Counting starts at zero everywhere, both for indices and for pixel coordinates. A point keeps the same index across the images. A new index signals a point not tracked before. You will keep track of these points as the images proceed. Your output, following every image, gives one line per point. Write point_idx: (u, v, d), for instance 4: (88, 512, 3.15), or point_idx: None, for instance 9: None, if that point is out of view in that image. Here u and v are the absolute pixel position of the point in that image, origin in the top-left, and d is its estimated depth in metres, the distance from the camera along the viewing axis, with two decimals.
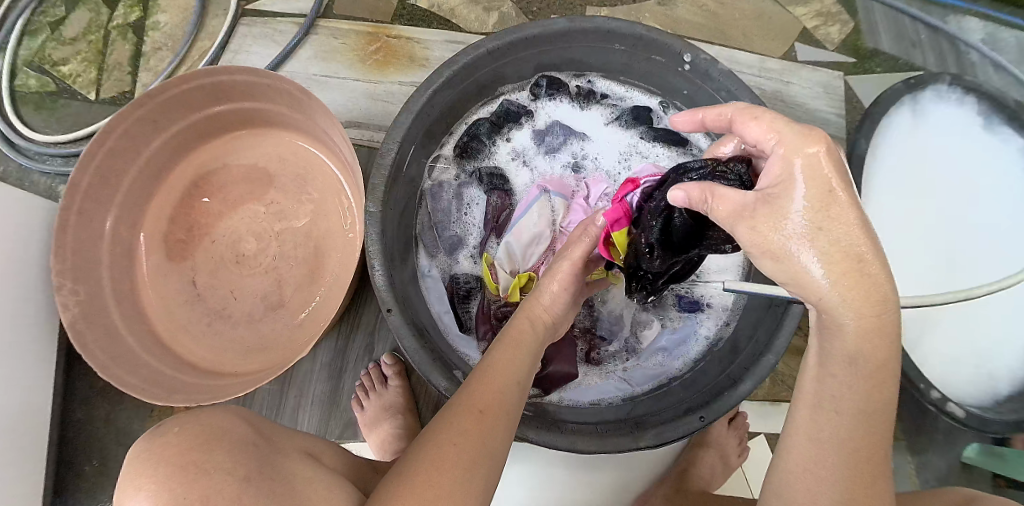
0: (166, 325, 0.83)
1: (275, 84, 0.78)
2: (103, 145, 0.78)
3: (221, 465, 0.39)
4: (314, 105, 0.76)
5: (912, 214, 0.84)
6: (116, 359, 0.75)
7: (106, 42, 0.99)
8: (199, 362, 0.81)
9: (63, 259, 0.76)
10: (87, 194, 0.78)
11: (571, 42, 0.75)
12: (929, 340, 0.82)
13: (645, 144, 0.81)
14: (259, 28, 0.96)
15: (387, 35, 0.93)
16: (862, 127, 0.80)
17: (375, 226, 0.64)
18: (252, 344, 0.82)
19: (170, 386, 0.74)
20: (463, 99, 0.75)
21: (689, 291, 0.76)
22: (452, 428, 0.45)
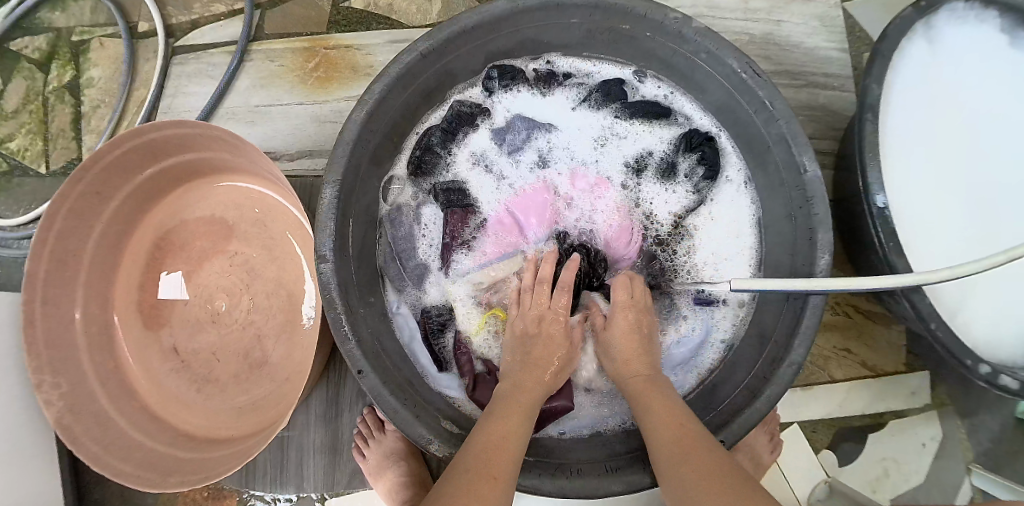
0: (156, 397, 0.80)
1: (205, 132, 0.72)
2: (52, 229, 0.73)
3: None
4: (249, 149, 0.70)
5: (941, 157, 0.72)
6: (111, 446, 0.73)
7: (47, 109, 0.94)
8: (195, 431, 0.78)
9: (38, 354, 0.72)
10: (48, 282, 0.74)
11: (517, 24, 0.65)
12: (970, 305, 0.70)
13: (622, 124, 0.72)
14: (192, 65, 0.87)
15: (325, 47, 0.83)
16: (870, 69, 0.65)
17: (331, 279, 0.57)
18: (242, 404, 0.78)
19: (165, 467, 0.72)
20: (408, 110, 0.66)
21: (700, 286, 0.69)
22: (457, 493, 0.46)
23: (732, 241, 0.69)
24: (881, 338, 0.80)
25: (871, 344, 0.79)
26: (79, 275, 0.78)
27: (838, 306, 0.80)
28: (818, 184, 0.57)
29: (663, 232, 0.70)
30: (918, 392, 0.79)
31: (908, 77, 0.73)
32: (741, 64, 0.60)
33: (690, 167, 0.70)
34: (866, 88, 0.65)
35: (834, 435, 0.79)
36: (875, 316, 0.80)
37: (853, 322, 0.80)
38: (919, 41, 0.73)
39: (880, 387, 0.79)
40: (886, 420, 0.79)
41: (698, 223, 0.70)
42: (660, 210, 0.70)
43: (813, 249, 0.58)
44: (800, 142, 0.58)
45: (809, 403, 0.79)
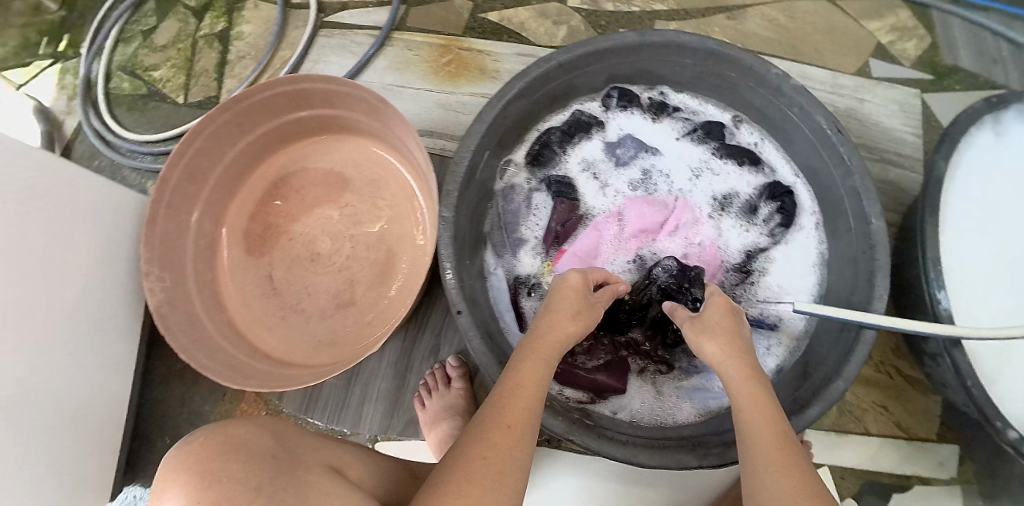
0: (241, 315, 0.87)
1: (353, 93, 0.82)
2: (192, 144, 0.82)
3: (235, 475, 0.50)
4: (391, 114, 0.79)
5: (997, 238, 0.80)
6: (197, 344, 0.79)
7: (193, 50, 1.05)
8: (271, 352, 0.84)
9: (152, 248, 0.80)
10: (175, 188, 0.83)
11: (641, 54, 0.76)
12: (1003, 379, 0.76)
13: (716, 161, 0.80)
14: (337, 39, 0.96)
15: (459, 47, 0.91)
16: (941, 150, 0.76)
17: (448, 229, 0.66)
18: (321, 338, 0.85)
19: (244, 371, 0.78)
20: (536, 109, 0.76)
21: (762, 312, 0.76)
22: (483, 444, 0.46)
23: (797, 282, 0.77)
24: (919, 405, 0.86)
25: (908, 407, 0.86)
26: (202, 190, 0.86)
27: (882, 365, 0.86)
28: (882, 235, 0.66)
29: (734, 264, 0.77)
30: (946, 463, 0.84)
31: (974, 165, 0.82)
32: (828, 122, 0.69)
33: (769, 213, 0.79)
34: (934, 164, 0.75)
35: (860, 485, 0.85)
36: (915, 381, 0.86)
37: (893, 382, 0.86)
38: (988, 134, 0.82)
39: (910, 451, 0.85)
40: (913, 483, 0.84)
41: (768, 262, 0.78)
42: (738, 244, 0.78)
43: (871, 289, 0.65)
44: (872, 197, 0.67)
45: (843, 450, 0.85)
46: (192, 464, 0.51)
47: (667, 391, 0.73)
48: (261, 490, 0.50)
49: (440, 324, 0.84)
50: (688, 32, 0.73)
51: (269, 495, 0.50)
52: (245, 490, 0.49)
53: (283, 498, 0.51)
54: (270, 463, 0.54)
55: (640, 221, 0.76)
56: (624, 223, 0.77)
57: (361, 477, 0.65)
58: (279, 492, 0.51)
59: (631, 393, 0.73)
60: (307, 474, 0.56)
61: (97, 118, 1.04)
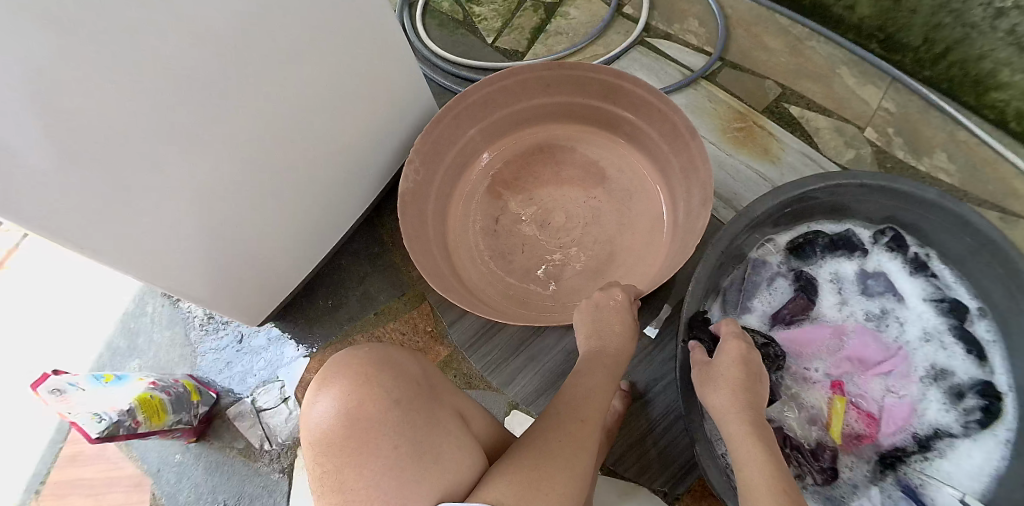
0: (455, 237, 0.95)
1: (658, 108, 0.87)
2: (502, 79, 0.91)
3: (385, 389, 0.61)
4: (692, 147, 0.84)
5: None
6: (417, 239, 0.88)
7: (519, 6, 1.13)
8: (468, 282, 0.91)
9: (424, 142, 0.90)
10: (468, 107, 0.92)
11: (928, 213, 0.80)
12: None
13: (947, 337, 0.82)
14: (649, 61, 1.04)
15: (755, 122, 0.97)
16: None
17: (706, 267, 0.76)
18: (514, 291, 0.90)
19: (447, 280, 0.87)
20: (817, 210, 0.84)
21: (920, 485, 0.77)
22: (557, 428, 0.62)
23: (969, 483, 0.76)
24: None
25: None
26: (483, 119, 0.96)
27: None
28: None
29: (919, 434, 0.79)
30: None
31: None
32: None
33: (972, 407, 0.78)
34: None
35: None
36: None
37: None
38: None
39: None
40: None
41: (949, 449, 0.79)
42: (929, 417, 0.80)
43: None
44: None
45: None
46: (350, 369, 0.63)
47: None
48: (400, 408, 0.61)
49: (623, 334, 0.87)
50: (982, 215, 0.75)
51: (405, 417, 0.60)
52: (387, 399, 0.61)
53: (418, 424, 0.61)
54: (413, 388, 0.64)
55: (858, 347, 0.82)
56: (845, 342, 0.83)
57: (479, 432, 0.72)
58: (414, 417, 0.61)
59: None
60: (440, 411, 0.65)
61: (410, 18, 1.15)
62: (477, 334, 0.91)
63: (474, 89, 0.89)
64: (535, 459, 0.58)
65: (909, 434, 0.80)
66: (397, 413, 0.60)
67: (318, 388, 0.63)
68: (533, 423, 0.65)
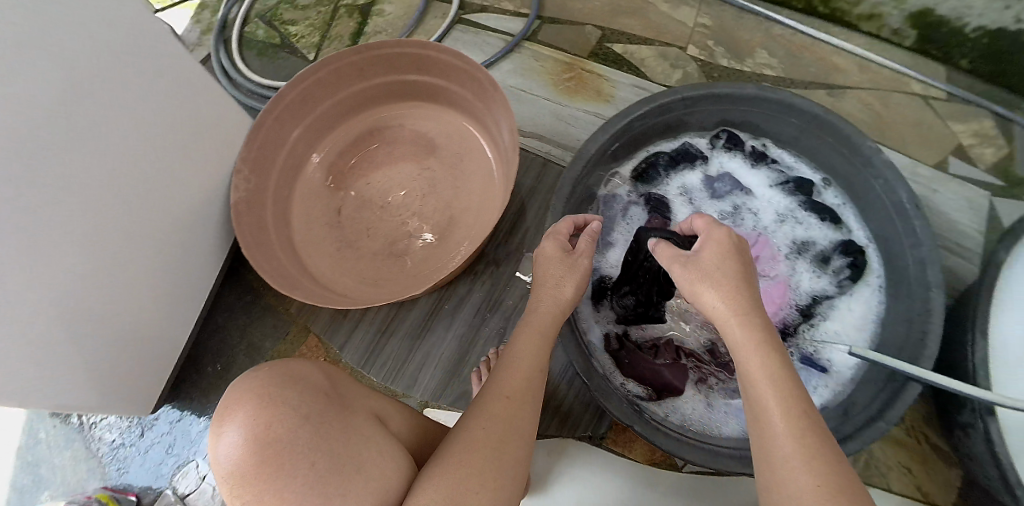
0: (303, 236, 0.95)
1: (462, 67, 0.90)
2: (315, 74, 0.92)
3: (292, 405, 0.55)
4: (495, 95, 0.86)
5: None
6: (257, 244, 0.89)
7: (332, 17, 1.12)
8: (319, 275, 0.92)
9: (251, 149, 0.90)
10: (286, 107, 0.92)
11: (752, 106, 0.83)
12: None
13: (801, 212, 0.87)
14: (470, 37, 1.04)
15: (583, 68, 0.99)
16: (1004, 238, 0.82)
17: (556, 215, 0.75)
18: (368, 277, 0.91)
19: (295, 283, 0.89)
20: (649, 131, 0.84)
21: (814, 352, 0.81)
22: (486, 412, 0.56)
23: (858, 335, 0.82)
24: (940, 474, 0.88)
25: (932, 476, 0.88)
26: (306, 116, 0.95)
27: (912, 430, 0.90)
28: (939, 301, 0.71)
29: (802, 306, 0.84)
30: None
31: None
32: (910, 197, 0.75)
33: (840, 266, 0.84)
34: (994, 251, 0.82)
35: None
36: (944, 453, 0.88)
37: (919, 449, 0.89)
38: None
39: None
40: None
41: (832, 312, 0.83)
42: (807, 288, 0.85)
43: (923, 346, 0.70)
44: (936, 265, 0.72)
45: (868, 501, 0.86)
46: (247, 391, 0.56)
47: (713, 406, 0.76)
48: (311, 423, 0.55)
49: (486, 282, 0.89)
50: (800, 95, 0.81)
51: (320, 432, 0.55)
52: (297, 418, 0.54)
53: (335, 436, 0.55)
54: (323, 401, 0.58)
55: None
56: None
57: (400, 429, 0.68)
58: (330, 431, 0.55)
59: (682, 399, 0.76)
60: (355, 418, 0.59)
61: (226, 54, 1.13)
62: (368, 346, 0.89)
63: (287, 86, 0.90)
64: (466, 457, 0.52)
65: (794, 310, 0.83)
66: (310, 429, 0.54)
67: (217, 422, 0.55)
68: (467, 410, 0.59)
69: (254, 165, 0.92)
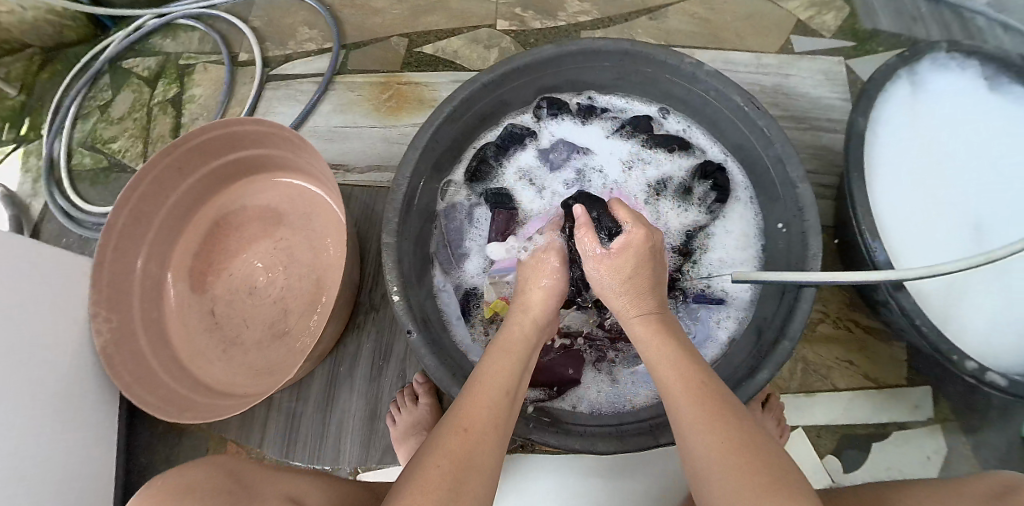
0: (186, 350, 0.91)
1: (273, 132, 0.87)
2: (135, 191, 0.87)
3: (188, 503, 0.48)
4: (308, 152, 0.84)
5: (927, 185, 0.80)
6: (140, 379, 0.84)
7: (149, 119, 1.11)
8: (213, 383, 0.89)
9: (100, 291, 0.84)
10: (122, 233, 0.88)
11: (561, 65, 0.80)
12: (959, 317, 0.75)
13: (647, 152, 0.85)
14: (282, 89, 1.03)
15: (398, 83, 0.98)
16: (858, 104, 0.76)
17: (390, 254, 0.69)
18: (259, 366, 0.89)
19: (184, 405, 0.84)
20: (467, 130, 0.81)
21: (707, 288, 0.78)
22: (443, 443, 0.46)
23: (742, 252, 0.79)
24: (883, 352, 0.80)
25: (875, 359, 0.80)
26: (145, 235, 0.91)
27: (840, 320, 0.81)
28: (808, 196, 0.66)
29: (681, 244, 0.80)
30: (921, 405, 0.78)
31: (895, 120, 0.83)
32: (744, 99, 0.72)
33: (703, 193, 0.81)
34: (853, 121, 0.75)
35: (838, 441, 0.77)
36: (877, 332, 0.81)
37: (854, 335, 0.81)
38: (903, 84, 0.84)
39: (880, 398, 0.78)
40: (891, 430, 0.77)
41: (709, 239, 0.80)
42: (678, 224, 0.81)
43: (806, 247, 0.65)
44: (792, 160, 0.68)
45: (815, 408, 0.79)
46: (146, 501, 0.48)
47: (617, 380, 0.73)
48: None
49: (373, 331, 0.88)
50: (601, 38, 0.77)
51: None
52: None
53: None
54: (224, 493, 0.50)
55: None
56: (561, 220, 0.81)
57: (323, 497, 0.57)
58: None
59: (585, 387, 0.73)
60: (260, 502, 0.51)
61: (61, 195, 1.07)
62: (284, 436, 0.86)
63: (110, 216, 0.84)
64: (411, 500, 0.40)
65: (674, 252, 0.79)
66: None
67: None
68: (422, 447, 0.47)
69: (111, 302, 0.86)
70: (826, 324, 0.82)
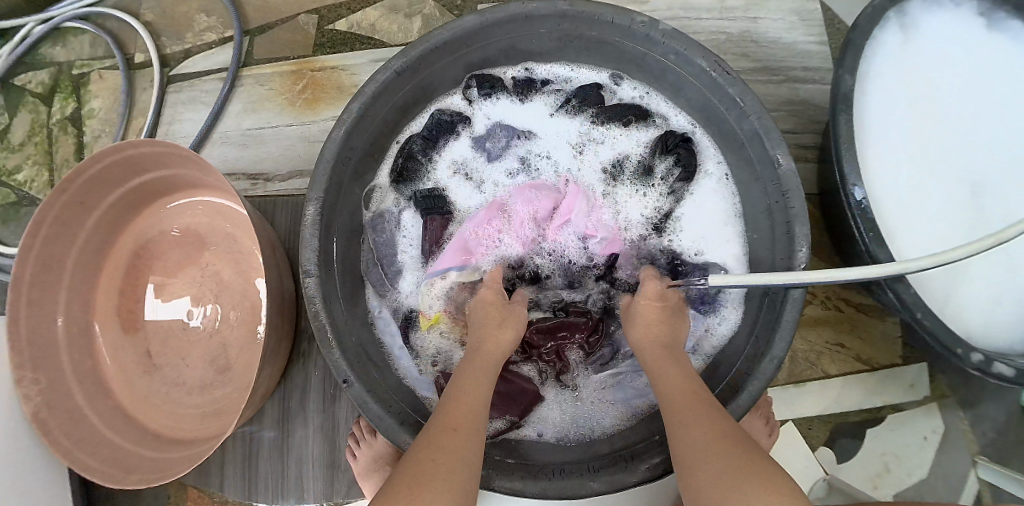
0: (129, 397, 0.85)
1: (177, 151, 0.76)
2: (38, 236, 0.76)
3: None
4: (213, 174, 0.75)
5: (921, 138, 0.71)
6: (82, 441, 0.76)
7: (50, 141, 1.00)
8: (162, 430, 0.83)
9: (22, 352, 0.75)
10: (34, 283, 0.77)
11: (489, 37, 0.67)
12: (962, 291, 0.67)
13: (599, 129, 0.74)
14: (187, 93, 0.92)
15: (312, 69, 0.88)
16: (844, 58, 0.63)
17: (315, 292, 0.59)
18: (206, 408, 0.82)
19: (129, 465, 0.75)
20: (387, 126, 0.69)
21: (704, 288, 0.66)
22: (429, 448, 0.46)
23: (715, 237, 0.69)
24: (876, 330, 0.75)
25: (866, 337, 0.75)
26: (61, 281, 0.81)
27: (829, 301, 0.75)
28: (792, 176, 0.56)
29: (643, 232, 0.71)
30: (917, 383, 0.74)
31: (885, 68, 0.73)
32: (710, 63, 0.60)
33: (668, 169, 0.71)
34: (840, 79, 0.63)
35: (830, 431, 0.74)
36: (868, 309, 0.75)
37: (845, 315, 0.75)
38: (893, 27, 0.74)
39: (874, 382, 0.74)
40: (885, 414, 0.74)
41: (675, 223, 0.71)
42: (640, 209, 0.71)
43: (792, 242, 0.56)
44: (773, 137, 0.57)
45: (804, 399, 0.74)
46: None
47: (584, 399, 0.67)
48: None
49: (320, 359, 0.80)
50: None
51: None
52: None
53: None
54: None
55: (523, 205, 0.71)
56: (507, 210, 0.71)
57: None
58: None
59: (548, 407, 0.66)
60: None
61: None
62: (243, 481, 0.80)
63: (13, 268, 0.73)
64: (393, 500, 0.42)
65: (635, 242, 0.71)
66: None
67: None
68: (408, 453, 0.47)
69: (38, 361, 0.77)
70: (814, 306, 0.75)
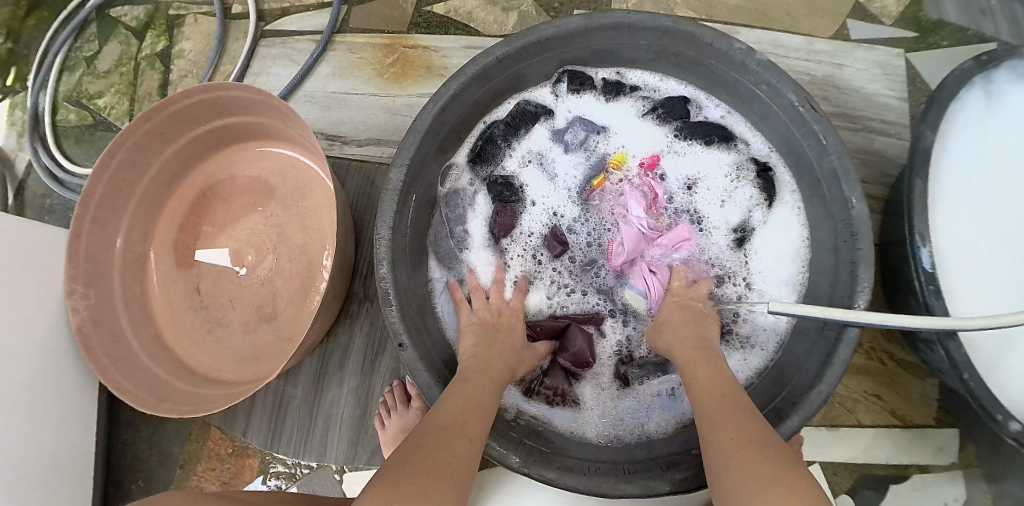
0: (170, 329, 0.85)
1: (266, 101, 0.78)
2: (114, 157, 0.79)
3: None
4: (294, 121, 0.76)
5: (983, 208, 0.73)
6: (119, 362, 0.78)
7: (137, 73, 1.04)
8: (197, 367, 0.83)
9: (76, 264, 0.77)
10: (101, 203, 0.80)
11: (590, 40, 0.69)
12: (1011, 361, 0.69)
13: (679, 143, 0.76)
14: (278, 48, 0.95)
15: (404, 46, 0.91)
16: (926, 114, 0.66)
17: (385, 255, 0.60)
18: (244, 353, 0.83)
19: (162, 391, 0.77)
20: (478, 108, 0.71)
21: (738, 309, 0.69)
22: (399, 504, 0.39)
23: (784, 261, 0.70)
24: (915, 390, 0.76)
25: (903, 395, 0.76)
26: (127, 208, 0.83)
27: (874, 352, 0.77)
28: (864, 220, 0.58)
29: (726, 247, 0.72)
30: (946, 448, 0.75)
31: (962, 134, 0.75)
32: (800, 97, 0.61)
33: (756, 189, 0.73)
34: (921, 133, 0.65)
35: (855, 481, 0.76)
36: (909, 366, 0.77)
37: (886, 369, 0.77)
38: (978, 93, 0.74)
39: (907, 439, 0.76)
40: (912, 473, 0.75)
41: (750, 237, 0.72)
42: (721, 227, 0.73)
43: (855, 285, 0.57)
44: (850, 178, 0.59)
45: (834, 444, 0.76)
46: None
47: (622, 401, 0.68)
48: None
49: (360, 324, 0.81)
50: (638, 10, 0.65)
51: None
52: None
53: None
54: None
55: (604, 208, 0.74)
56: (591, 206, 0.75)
57: None
58: None
59: (587, 408, 0.67)
60: None
61: (46, 154, 1.00)
62: (267, 428, 0.80)
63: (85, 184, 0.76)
64: None
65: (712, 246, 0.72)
66: None
67: None
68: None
69: (89, 279, 0.79)
70: (858, 354, 0.78)
